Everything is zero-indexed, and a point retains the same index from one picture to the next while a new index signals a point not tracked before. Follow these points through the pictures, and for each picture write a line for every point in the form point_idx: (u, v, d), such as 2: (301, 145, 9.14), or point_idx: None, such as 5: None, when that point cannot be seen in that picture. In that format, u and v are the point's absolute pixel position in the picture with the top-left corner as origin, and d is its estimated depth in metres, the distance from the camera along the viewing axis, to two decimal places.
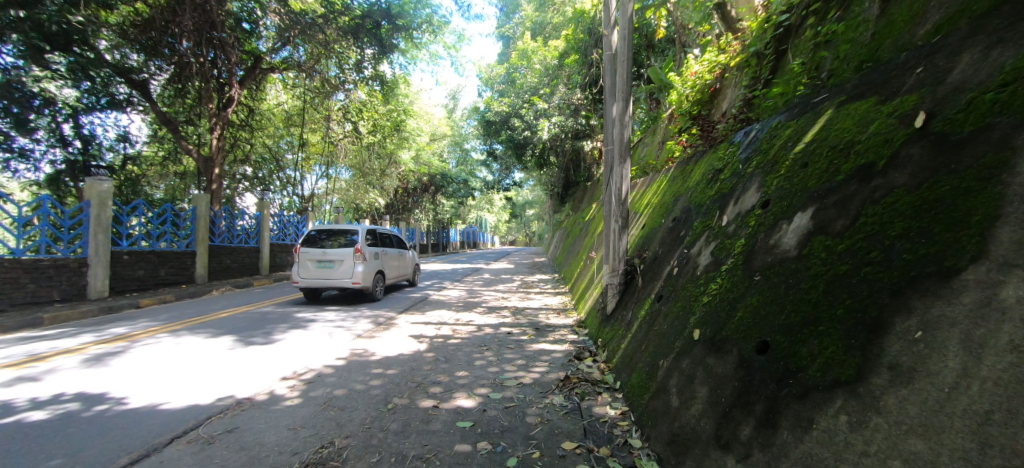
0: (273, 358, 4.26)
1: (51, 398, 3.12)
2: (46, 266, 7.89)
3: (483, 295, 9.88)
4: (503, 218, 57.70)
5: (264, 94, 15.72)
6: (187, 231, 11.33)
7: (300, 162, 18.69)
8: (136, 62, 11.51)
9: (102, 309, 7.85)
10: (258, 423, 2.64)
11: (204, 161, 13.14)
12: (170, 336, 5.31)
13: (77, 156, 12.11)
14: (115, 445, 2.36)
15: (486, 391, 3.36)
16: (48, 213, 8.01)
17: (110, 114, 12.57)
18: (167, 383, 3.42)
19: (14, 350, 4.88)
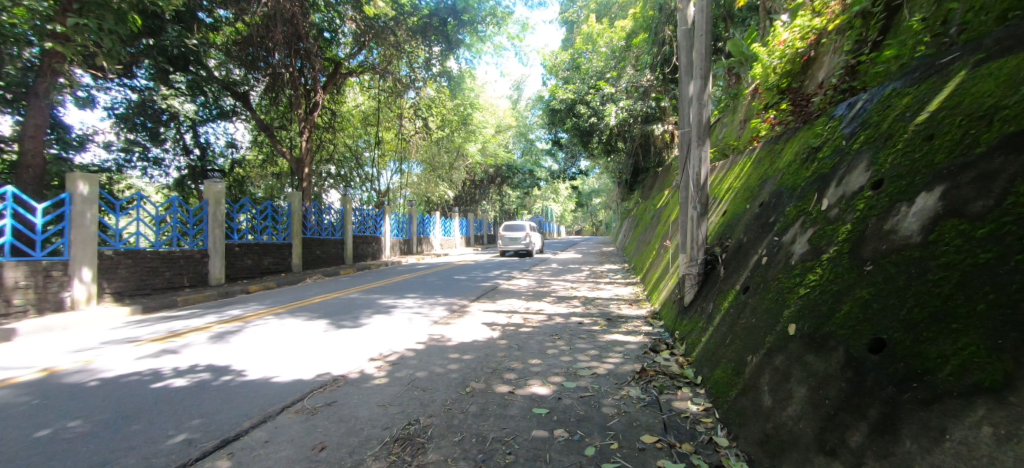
0: (361, 340, 4.64)
1: (188, 368, 3.68)
2: (177, 257, 9.25)
3: (552, 284, 9.90)
4: (570, 207, 57.19)
5: (344, 97, 16.96)
6: (284, 225, 12.62)
7: (377, 158, 19.99)
8: (238, 76, 13.02)
9: (220, 293, 9.05)
10: (353, 398, 2.89)
11: (296, 162, 14.47)
12: (276, 318, 5.99)
13: (198, 162, 14.14)
14: (239, 410, 2.71)
15: (560, 379, 3.38)
16: (177, 213, 9.37)
17: (220, 124, 14.38)
18: (275, 359, 3.87)
19: (158, 327, 5.81)
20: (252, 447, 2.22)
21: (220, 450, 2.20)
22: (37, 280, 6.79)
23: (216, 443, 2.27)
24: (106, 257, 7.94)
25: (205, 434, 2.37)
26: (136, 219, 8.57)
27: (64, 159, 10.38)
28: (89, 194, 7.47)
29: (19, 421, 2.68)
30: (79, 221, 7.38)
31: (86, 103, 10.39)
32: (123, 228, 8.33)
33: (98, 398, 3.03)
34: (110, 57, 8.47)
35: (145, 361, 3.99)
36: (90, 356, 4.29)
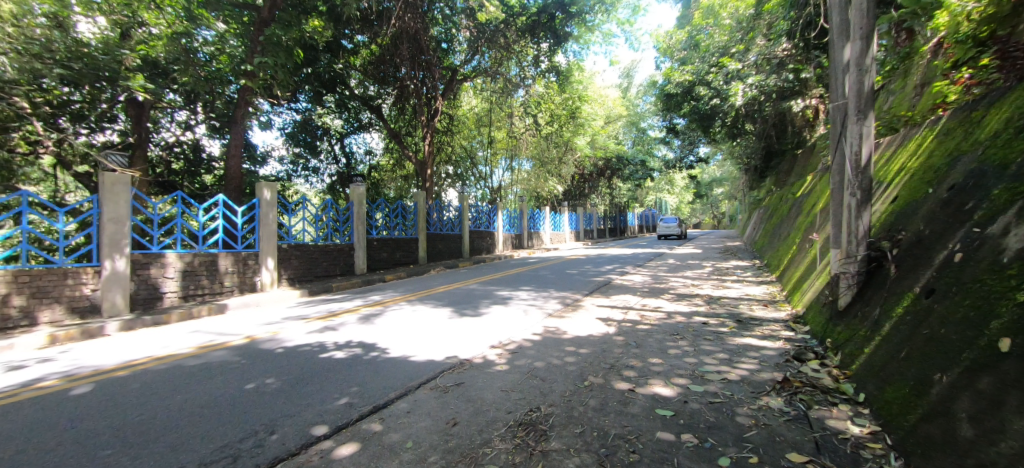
0: (482, 329, 4.94)
1: (344, 343, 4.34)
2: (331, 250, 10.91)
3: (670, 281, 9.30)
4: (687, 199, 53.00)
5: (459, 101, 18.19)
6: (412, 222, 14.01)
7: (489, 157, 21.00)
8: (373, 91, 14.87)
9: (364, 282, 10.44)
10: (478, 381, 3.10)
11: (420, 165, 15.93)
12: (408, 305, 6.71)
13: (345, 169, 16.45)
14: (385, 382, 3.11)
15: (685, 381, 3.17)
16: (331, 213, 11.01)
17: (360, 136, 16.56)
18: (411, 341, 4.35)
19: (320, 308, 6.95)
20: (398, 414, 2.53)
21: (374, 414, 2.55)
22: (238, 267, 8.71)
23: (370, 408, 2.64)
24: (283, 249, 9.77)
25: (361, 400, 2.77)
26: (302, 218, 10.25)
27: (253, 172, 13.04)
28: (270, 198, 9.25)
29: (235, 374, 3.46)
30: (264, 220, 9.21)
31: (266, 125, 12.83)
32: (294, 226, 10.07)
33: (283, 362, 3.74)
34: (280, 84, 10.57)
35: (313, 335, 4.82)
36: (276, 329, 5.34)
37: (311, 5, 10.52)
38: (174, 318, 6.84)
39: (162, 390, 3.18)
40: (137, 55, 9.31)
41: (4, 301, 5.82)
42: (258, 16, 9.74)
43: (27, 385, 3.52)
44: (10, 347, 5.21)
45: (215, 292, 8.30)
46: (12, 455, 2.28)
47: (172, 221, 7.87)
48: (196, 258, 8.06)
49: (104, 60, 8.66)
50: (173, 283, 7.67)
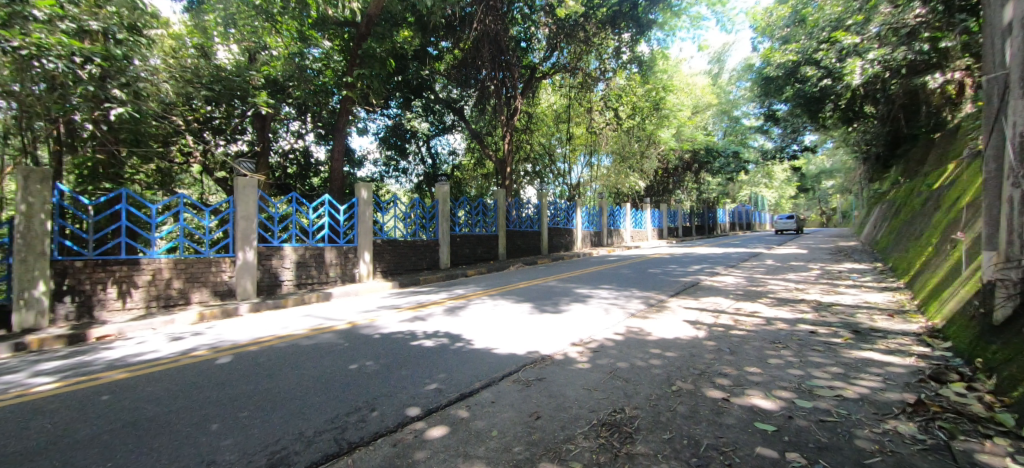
0: (562, 326, 4.95)
1: (432, 333, 4.61)
2: (419, 245, 11.62)
3: (768, 284, 8.45)
4: (788, 194, 47.70)
5: (538, 99, 18.29)
6: (492, 218, 14.39)
7: (568, 154, 20.84)
8: (456, 94, 15.46)
9: (448, 276, 10.97)
10: (560, 378, 3.11)
11: (500, 163, 16.30)
12: (490, 299, 6.91)
13: (431, 169, 17.30)
14: (470, 372, 3.25)
15: (789, 395, 2.86)
16: (418, 210, 11.72)
17: (445, 138, 17.36)
18: (494, 334, 4.48)
19: (410, 299, 7.46)
20: (482, 404, 2.63)
21: (460, 401, 2.68)
22: (340, 260, 9.67)
23: (457, 395, 2.77)
24: (377, 244, 10.63)
25: (449, 387, 2.93)
26: (393, 215, 11.05)
27: (352, 174, 14.36)
28: (367, 197, 10.13)
29: (339, 356, 3.85)
30: (362, 218, 10.10)
31: (363, 131, 13.99)
32: (386, 222, 10.90)
33: (380, 347, 4.09)
34: (375, 93, 11.48)
35: (405, 324, 5.19)
36: (372, 316, 5.85)
37: (401, 16, 11.50)
38: (290, 303, 7.82)
39: (282, 365, 3.65)
40: (262, 74, 10.79)
41: (168, 282, 7.18)
42: (356, 31, 10.58)
43: (185, 354, 4.28)
44: (171, 321, 6.38)
45: (322, 282, 9.31)
46: (177, 409, 2.78)
47: (289, 218, 8.94)
48: (307, 251, 9.10)
49: (235, 80, 10.21)
50: (289, 272, 8.77)
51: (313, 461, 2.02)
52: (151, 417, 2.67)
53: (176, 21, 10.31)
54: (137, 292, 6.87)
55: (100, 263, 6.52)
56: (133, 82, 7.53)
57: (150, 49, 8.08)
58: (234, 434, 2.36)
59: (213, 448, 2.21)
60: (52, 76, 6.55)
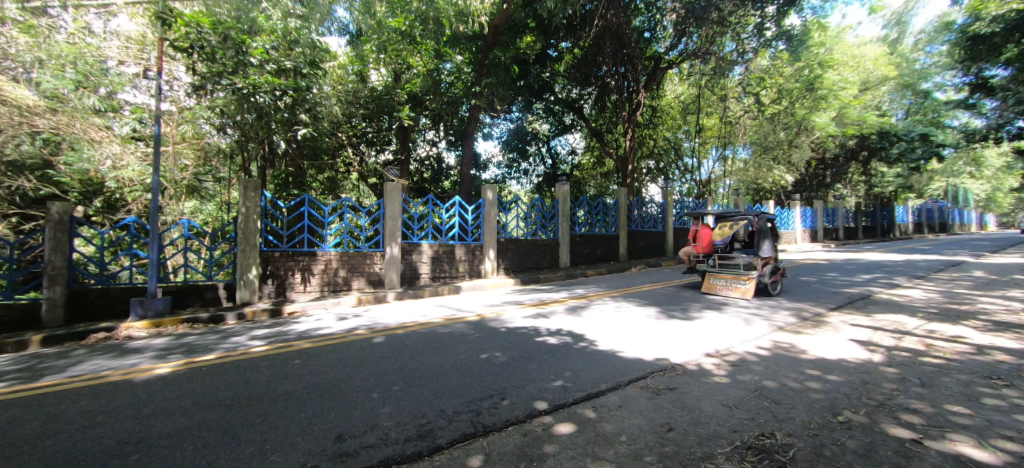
0: (694, 334, 4.58)
1: (556, 331, 4.68)
2: (540, 244, 11.84)
3: (979, 302, 6.58)
4: (1009, 186, 36.62)
5: (663, 90, 17.26)
6: (613, 218, 13.93)
7: (697, 147, 19.27)
8: (576, 94, 15.40)
9: (567, 275, 11.00)
10: (694, 390, 2.88)
11: (621, 161, 15.76)
12: (613, 301, 6.73)
13: (551, 169, 17.36)
14: (596, 373, 3.22)
15: (1018, 448, 2.19)
16: (539, 210, 11.98)
17: (565, 138, 17.35)
18: (621, 337, 4.35)
19: (532, 296, 7.69)
20: (610, 407, 2.58)
21: (587, 402, 2.66)
22: (469, 256, 10.42)
23: (583, 395, 2.76)
24: (501, 242, 11.17)
25: (576, 385, 2.94)
26: (515, 215, 11.50)
27: (478, 176, 15.35)
28: (492, 198, 10.71)
29: (471, 345, 4.16)
30: (488, 217, 10.72)
31: (488, 135, 14.84)
32: (509, 222, 11.40)
33: (508, 340, 4.30)
34: (500, 99, 12.11)
35: (529, 320, 5.38)
36: (498, 310, 6.19)
37: (523, 23, 11.90)
38: (427, 294, 8.72)
39: (423, 349, 4.08)
40: (405, 92, 12.20)
41: (336, 271, 8.64)
42: (484, 42, 11.28)
43: (350, 331, 5.10)
44: (338, 303, 7.66)
45: (453, 275, 10.17)
46: (344, 377, 3.32)
47: (426, 217, 9.94)
48: (441, 247, 10.02)
49: (384, 99, 11.83)
50: (426, 266, 9.79)
51: (453, 438, 2.21)
52: (326, 381, 3.23)
53: (341, 53, 12.36)
54: (314, 278, 8.43)
55: (290, 253, 8.22)
56: (310, 108, 9.14)
57: (323, 79, 9.69)
58: (388, 404, 2.72)
59: (373, 414, 2.58)
60: (260, 107, 8.48)
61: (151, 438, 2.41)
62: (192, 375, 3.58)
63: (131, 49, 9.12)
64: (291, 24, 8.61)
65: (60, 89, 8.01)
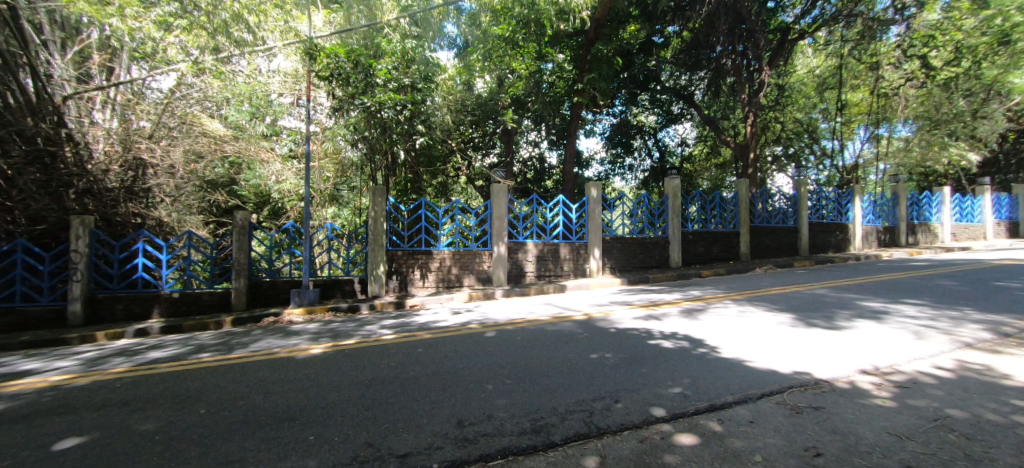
0: (843, 345, 3.91)
1: (670, 334, 4.40)
2: (648, 242, 11.23)
3: None
4: None
5: (793, 65, 15.17)
6: (732, 213, 12.50)
7: (838, 128, 16.54)
8: (687, 80, 14.22)
9: (679, 275, 10.26)
10: (847, 412, 2.45)
11: (741, 149, 14.19)
12: (735, 305, 6.09)
13: (658, 163, 16.14)
14: (721, 382, 2.94)
15: None
16: (647, 207, 11.32)
17: (674, 128, 16.10)
18: (749, 345, 3.91)
19: (642, 296, 7.33)
20: (739, 421, 2.33)
21: (711, 413, 2.45)
22: (573, 255, 10.36)
23: (706, 405, 2.55)
24: (606, 241, 10.84)
25: (696, 394, 2.73)
26: (621, 212, 11.05)
27: (581, 174, 15.17)
28: (597, 196, 10.45)
29: (580, 344, 4.12)
30: (593, 215, 10.50)
31: (590, 132, 14.53)
32: (614, 220, 11.00)
33: (618, 342, 4.17)
34: (603, 94, 11.77)
35: (640, 321, 5.14)
36: (606, 310, 6.04)
37: (626, 12, 11.46)
38: (533, 292, 8.89)
39: (533, 346, 4.16)
40: (509, 96, 12.59)
41: (449, 268, 9.28)
42: (586, 38, 11.14)
43: (464, 325, 5.43)
44: (451, 299, 8.22)
45: (558, 274, 10.20)
46: (461, 367, 3.55)
47: (530, 217, 10.12)
48: (545, 246, 10.13)
49: (489, 104, 12.44)
50: (532, 264, 9.98)
51: (567, 436, 2.21)
52: (445, 370, 3.49)
53: (450, 64, 13.24)
54: (430, 275, 9.17)
55: (411, 251, 9.07)
56: (424, 119, 9.96)
57: (435, 90, 10.40)
58: (502, 397, 2.83)
59: (490, 405, 2.70)
60: (384, 121, 9.57)
61: (311, 407, 2.86)
62: (338, 357, 4.15)
63: (288, 82, 10.91)
64: (408, 45, 9.70)
65: (240, 121, 10.51)
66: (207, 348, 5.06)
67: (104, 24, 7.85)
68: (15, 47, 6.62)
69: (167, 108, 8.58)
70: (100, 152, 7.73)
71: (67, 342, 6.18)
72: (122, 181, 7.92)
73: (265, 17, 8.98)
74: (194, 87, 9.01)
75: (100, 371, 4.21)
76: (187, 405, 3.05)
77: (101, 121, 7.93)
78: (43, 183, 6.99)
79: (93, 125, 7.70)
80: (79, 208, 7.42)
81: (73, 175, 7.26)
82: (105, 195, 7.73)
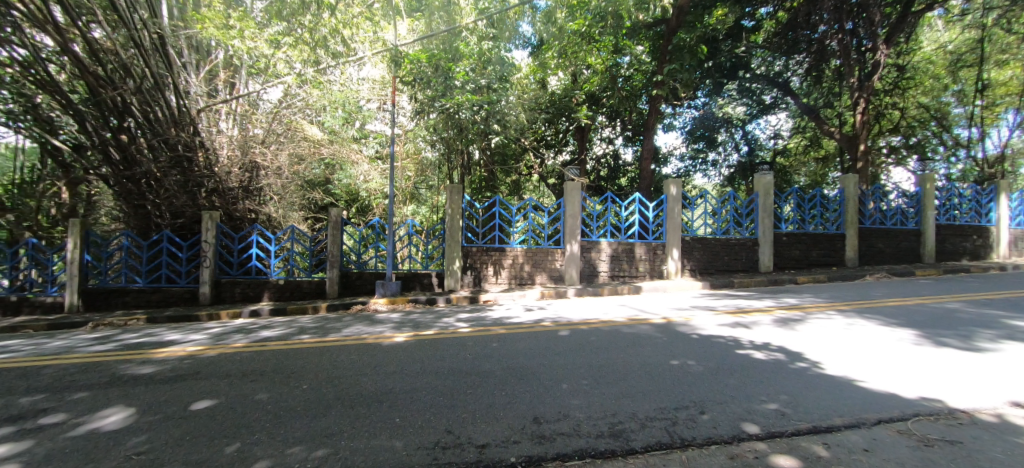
0: (986, 371, 3.29)
1: (762, 345, 4.04)
2: (734, 244, 10.35)
3: None
4: None
5: (917, 41, 13.10)
6: (837, 213, 11.08)
7: (978, 113, 13.95)
8: (782, 66, 12.84)
9: (770, 281, 9.36)
10: (995, 450, 2.05)
11: (848, 140, 12.61)
12: (842, 316, 5.40)
13: (747, 158, 14.76)
14: (827, 403, 2.63)
15: None
16: (733, 205, 10.43)
17: (766, 119, 14.63)
18: (860, 363, 3.45)
19: (727, 302, 6.82)
20: (850, 448, 2.06)
21: (815, 435, 2.20)
22: (650, 255, 9.92)
23: (808, 427, 2.29)
24: (686, 242, 10.22)
25: (796, 413, 2.47)
26: (703, 211, 10.32)
27: (659, 171, 14.47)
28: (676, 194, 9.91)
29: (659, 349, 3.94)
30: (671, 214, 9.94)
31: (670, 126, 13.75)
32: (695, 220, 10.30)
33: (703, 349, 3.91)
34: (687, 86, 10.99)
35: (725, 328, 4.78)
36: (687, 314, 5.71)
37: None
38: (606, 292, 8.68)
39: (608, 347, 4.06)
40: (583, 92, 12.35)
41: (522, 265, 9.38)
42: (668, 27, 10.62)
43: (537, 322, 5.46)
44: (524, 296, 8.32)
45: (633, 275, 9.84)
46: (535, 364, 3.56)
47: (604, 215, 9.88)
48: (620, 246, 9.83)
49: (564, 101, 12.36)
50: (605, 264, 9.74)
51: (648, 443, 2.12)
52: (518, 366, 3.53)
53: (525, 63, 13.42)
54: (503, 271, 9.34)
55: (485, 248, 9.33)
56: (500, 119, 10.07)
57: (511, 90, 10.47)
58: (578, 397, 2.80)
59: (565, 404, 2.69)
60: (462, 122, 9.95)
61: (396, 391, 3.05)
62: (419, 346, 4.39)
63: (376, 88, 11.77)
64: (485, 47, 10.15)
65: (335, 126, 11.60)
66: (307, 330, 5.64)
67: (228, 45, 8.84)
68: (163, 70, 7.92)
69: (276, 117, 9.60)
70: (225, 156, 8.88)
71: (199, 319, 7.27)
72: (241, 182, 8.99)
73: (357, 30, 9.78)
74: (299, 97, 9.97)
75: (224, 345, 4.89)
76: (293, 380, 3.42)
77: (225, 130, 9.09)
78: (182, 184, 8.34)
79: (220, 133, 8.94)
80: (209, 204, 8.70)
81: (205, 176, 8.49)
82: (228, 193, 8.89)
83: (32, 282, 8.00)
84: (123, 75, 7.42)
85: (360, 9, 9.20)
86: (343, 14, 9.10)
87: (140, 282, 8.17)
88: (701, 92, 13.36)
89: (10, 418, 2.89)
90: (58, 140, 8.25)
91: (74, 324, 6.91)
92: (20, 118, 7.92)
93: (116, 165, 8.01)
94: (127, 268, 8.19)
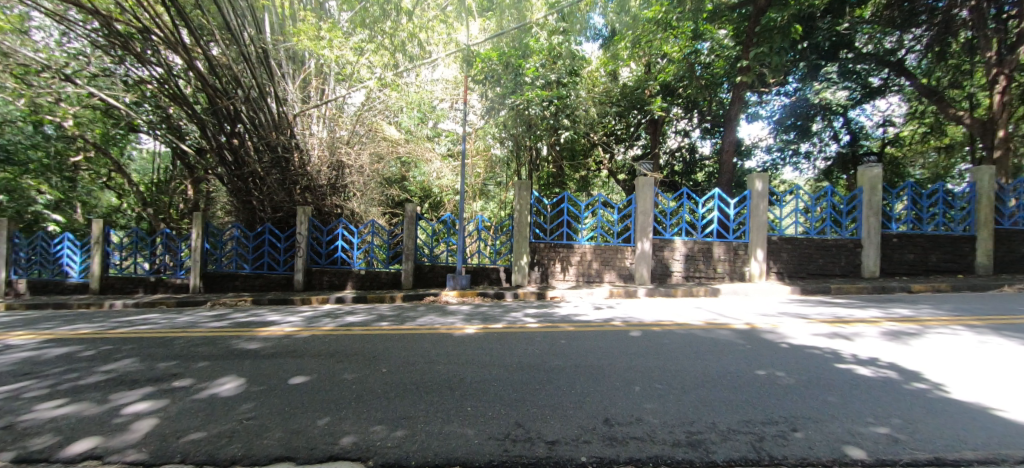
0: None
1: (868, 360, 3.57)
2: (831, 245, 9.28)
3: None
4: None
5: None
6: (964, 211, 9.47)
7: None
8: (895, 43, 11.04)
9: (876, 288, 8.27)
10: None
11: (980, 125, 10.76)
12: (972, 332, 4.60)
13: (849, 149, 13.12)
14: (955, 433, 2.25)
15: None
16: (831, 202, 9.33)
17: (873, 104, 12.88)
18: (999, 390, 2.91)
19: (823, 310, 6.13)
20: None
21: None
22: (730, 256, 9.22)
23: (928, 457, 1.99)
24: (773, 242, 9.35)
25: (913, 441, 2.15)
26: (793, 209, 9.36)
27: (741, 166, 13.40)
28: (762, 190, 9.08)
29: (743, 357, 3.65)
30: (756, 212, 9.11)
31: (755, 116, 12.65)
32: (784, 218, 9.37)
33: (794, 360, 3.56)
34: (776, 70, 9.94)
35: (821, 338, 4.29)
36: (774, 321, 5.23)
37: None
38: (680, 293, 8.25)
39: (684, 351, 3.85)
40: (658, 83, 11.75)
41: (589, 263, 9.21)
42: (754, 7, 9.52)
43: (607, 322, 5.32)
44: (592, 293, 8.18)
45: (710, 276, 9.24)
46: (603, 364, 3.48)
47: (679, 213, 9.37)
48: (696, 245, 9.27)
49: (636, 93, 11.95)
50: (679, 264, 9.25)
51: (731, 457, 1.98)
52: (586, 365, 3.47)
53: (595, 57, 13.15)
54: (571, 268, 9.24)
55: (553, 244, 9.28)
56: (570, 113, 10.26)
57: (581, 85, 10.64)
58: (652, 401, 2.68)
59: (638, 407, 2.60)
60: (531, 118, 10.13)
61: (467, 381, 3.14)
62: (488, 339, 4.48)
63: (450, 88, 12.37)
64: (556, 41, 9.97)
65: (411, 126, 12.21)
66: (385, 318, 6.01)
67: (319, 54, 9.46)
68: (266, 79, 8.79)
69: (359, 119, 10.26)
70: (316, 156, 9.76)
71: (294, 302, 8.09)
72: (329, 179, 9.88)
73: (432, 33, 10.22)
74: (379, 100, 10.43)
75: (314, 327, 5.38)
76: (373, 364, 3.67)
77: (316, 133, 9.99)
78: (281, 181, 9.48)
79: (312, 136, 9.82)
80: (303, 200, 9.64)
81: (299, 174, 9.49)
82: (318, 190, 9.80)
83: (166, 266, 9.44)
84: (234, 86, 8.39)
85: (435, 13, 9.76)
86: (420, 18, 9.66)
87: (247, 268, 9.27)
88: (794, 78, 11.85)
89: (152, 379, 3.42)
90: (185, 143, 9.61)
91: (196, 302, 8.03)
92: (158, 126, 9.51)
93: (229, 166, 9.31)
94: (237, 256, 9.34)
